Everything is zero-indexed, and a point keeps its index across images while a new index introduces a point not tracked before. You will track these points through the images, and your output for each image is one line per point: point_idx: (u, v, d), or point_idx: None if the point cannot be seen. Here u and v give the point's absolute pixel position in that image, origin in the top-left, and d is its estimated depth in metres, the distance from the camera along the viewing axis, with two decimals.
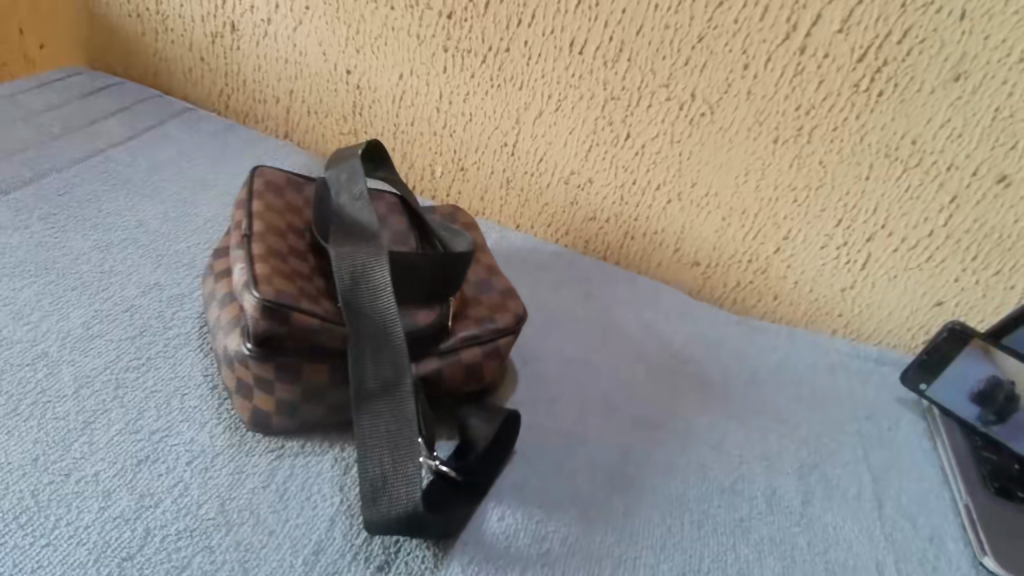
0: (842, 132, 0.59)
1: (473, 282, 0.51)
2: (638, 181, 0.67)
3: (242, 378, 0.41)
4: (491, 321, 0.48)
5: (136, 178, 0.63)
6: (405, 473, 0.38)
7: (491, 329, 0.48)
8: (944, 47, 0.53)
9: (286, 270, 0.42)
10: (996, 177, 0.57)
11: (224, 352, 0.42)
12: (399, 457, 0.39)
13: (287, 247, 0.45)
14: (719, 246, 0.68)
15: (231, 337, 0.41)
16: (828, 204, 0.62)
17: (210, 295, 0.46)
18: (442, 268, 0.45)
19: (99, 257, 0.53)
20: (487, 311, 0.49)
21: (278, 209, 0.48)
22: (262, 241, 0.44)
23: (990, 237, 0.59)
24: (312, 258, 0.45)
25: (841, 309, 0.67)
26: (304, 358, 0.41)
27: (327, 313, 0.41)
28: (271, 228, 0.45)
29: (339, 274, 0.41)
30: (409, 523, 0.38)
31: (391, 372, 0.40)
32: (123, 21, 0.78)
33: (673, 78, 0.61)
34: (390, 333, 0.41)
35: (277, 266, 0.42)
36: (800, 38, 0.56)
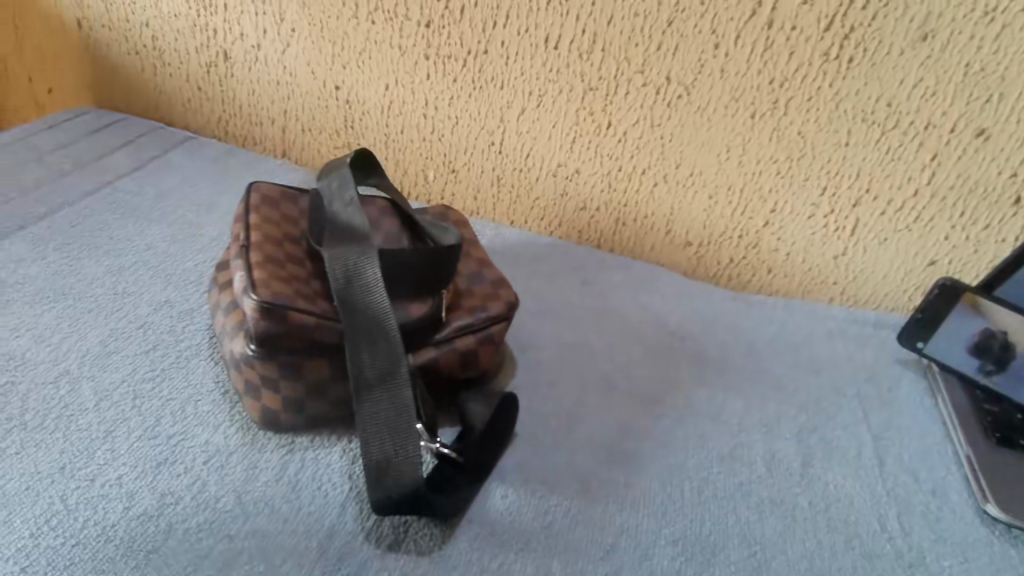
0: (817, 102, 0.59)
1: (465, 275, 0.53)
2: (623, 168, 0.69)
3: (250, 379, 0.44)
4: (483, 310, 0.50)
5: (143, 206, 0.66)
6: (405, 455, 0.41)
7: (483, 317, 0.49)
8: (907, 9, 0.54)
9: (283, 275, 0.45)
10: (974, 131, 0.57)
11: (231, 356, 0.45)
12: (400, 441, 0.41)
13: (284, 254, 0.47)
14: (709, 224, 0.69)
15: (236, 341, 0.44)
16: (812, 174, 0.63)
17: (215, 306, 0.48)
18: (431, 263, 0.47)
19: (113, 280, 0.56)
20: (479, 301, 0.51)
21: (275, 220, 0.50)
22: (260, 249, 0.46)
23: (975, 192, 0.60)
24: (309, 263, 0.48)
25: (835, 277, 0.68)
26: (304, 356, 0.43)
27: (324, 311, 0.43)
28: (268, 238, 0.48)
29: (333, 274, 0.43)
30: (413, 504, 0.40)
31: (387, 363, 0.42)
32: (123, 59, 0.81)
33: (647, 64, 0.63)
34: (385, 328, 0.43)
35: (274, 270, 0.45)
36: (767, 13, 0.57)
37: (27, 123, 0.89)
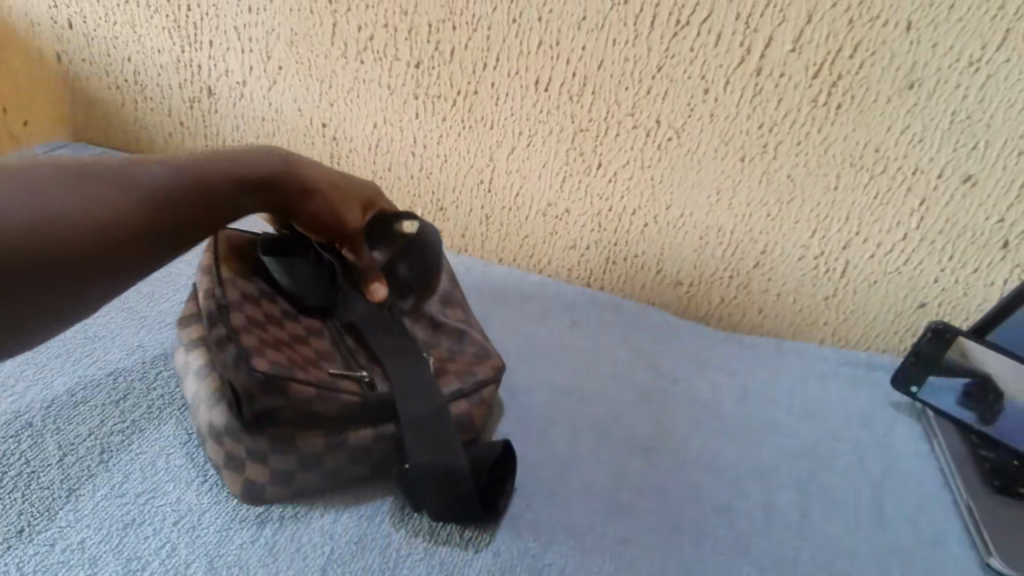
0: (806, 146, 0.59)
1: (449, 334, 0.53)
2: (613, 208, 0.68)
3: (232, 451, 0.41)
4: (471, 374, 0.50)
5: None
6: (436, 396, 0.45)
7: (474, 382, 0.49)
8: (894, 58, 0.54)
9: (272, 340, 0.43)
10: (962, 177, 0.57)
11: (211, 427, 0.41)
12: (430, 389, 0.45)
13: (265, 315, 0.45)
14: (700, 264, 0.69)
15: (219, 413, 0.41)
16: (801, 216, 0.63)
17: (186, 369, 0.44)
18: (415, 263, 0.54)
19: (83, 323, 0.54)
20: (465, 367, 0.51)
21: (244, 270, 0.47)
22: (243, 310, 0.44)
23: (963, 236, 0.60)
24: (290, 325, 0.46)
25: (825, 318, 0.68)
26: (298, 428, 0.41)
27: (330, 385, 0.42)
28: (247, 297, 0.45)
29: (350, 294, 0.49)
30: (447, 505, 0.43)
31: (424, 377, 0.45)
32: (104, 94, 0.80)
33: (637, 108, 0.62)
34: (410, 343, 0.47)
35: (261, 338, 0.42)
36: (756, 59, 0.56)
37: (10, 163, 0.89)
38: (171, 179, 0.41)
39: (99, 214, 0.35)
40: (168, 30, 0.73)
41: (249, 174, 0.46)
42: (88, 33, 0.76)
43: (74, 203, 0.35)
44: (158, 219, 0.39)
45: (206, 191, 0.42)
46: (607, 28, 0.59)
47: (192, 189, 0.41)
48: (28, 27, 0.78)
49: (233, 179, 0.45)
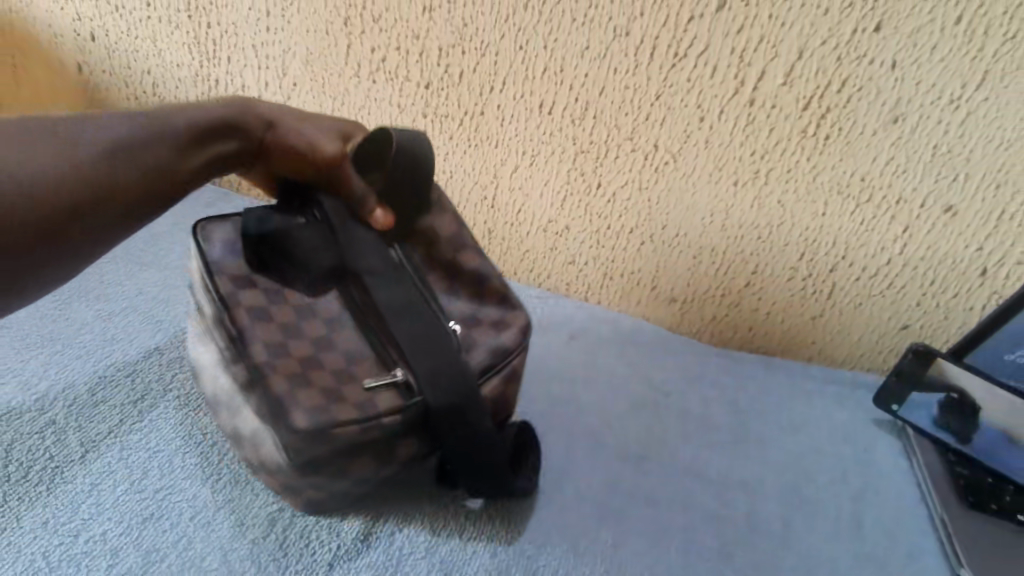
0: (796, 174, 0.61)
1: (467, 290, 0.52)
2: (611, 227, 0.71)
3: (288, 482, 0.42)
4: (496, 335, 0.50)
5: (134, 250, 0.68)
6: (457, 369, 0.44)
7: (498, 346, 0.49)
8: (880, 94, 0.56)
9: (295, 369, 0.42)
10: (943, 208, 0.60)
11: (260, 456, 0.42)
12: (447, 361, 0.44)
13: (283, 334, 0.44)
14: (693, 282, 0.72)
15: (265, 446, 0.42)
16: (790, 239, 0.66)
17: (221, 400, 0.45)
18: (402, 187, 0.47)
19: (102, 326, 0.57)
20: (490, 325, 0.51)
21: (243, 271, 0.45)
22: (261, 336, 0.42)
23: (944, 262, 0.63)
24: (307, 332, 0.45)
25: (813, 337, 0.71)
26: (347, 459, 0.41)
27: (366, 414, 0.41)
28: (255, 312, 0.43)
29: (347, 228, 0.45)
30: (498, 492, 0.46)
31: (447, 355, 0.44)
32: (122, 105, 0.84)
33: (635, 132, 0.65)
34: (419, 305, 0.45)
35: (285, 371, 0.42)
36: (749, 91, 0.58)
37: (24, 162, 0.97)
38: (132, 132, 0.41)
39: (72, 178, 0.36)
40: (188, 46, 0.76)
41: (200, 114, 0.46)
42: (109, 45, 0.79)
43: (46, 170, 0.35)
44: (130, 174, 0.40)
45: (167, 140, 0.43)
46: (608, 57, 0.61)
47: (156, 137, 0.42)
48: (51, 38, 0.81)
49: (190, 123, 0.45)
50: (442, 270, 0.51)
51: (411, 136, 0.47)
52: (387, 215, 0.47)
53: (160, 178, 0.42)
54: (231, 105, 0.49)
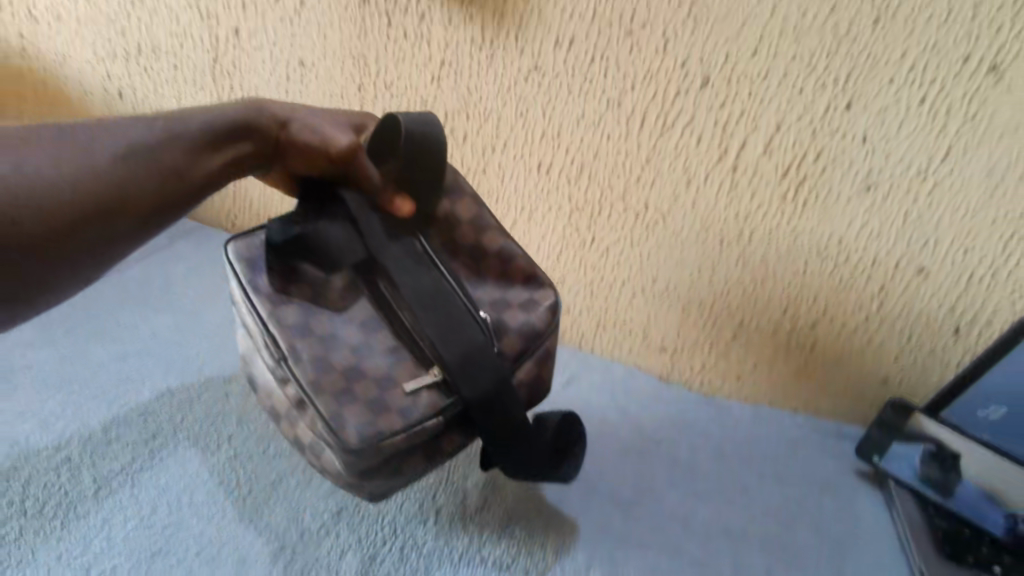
0: (777, 235, 0.65)
1: (493, 275, 0.55)
2: (604, 278, 0.75)
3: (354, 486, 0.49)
4: (525, 313, 0.53)
5: (152, 295, 0.73)
6: (480, 358, 0.48)
7: (525, 324, 0.53)
8: (853, 164, 0.59)
9: (340, 387, 0.49)
10: (916, 269, 0.63)
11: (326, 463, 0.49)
12: (470, 353, 0.48)
13: (325, 347, 0.50)
14: (683, 333, 0.75)
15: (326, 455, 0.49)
16: (773, 295, 0.69)
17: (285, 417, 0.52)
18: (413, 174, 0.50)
19: (118, 365, 0.63)
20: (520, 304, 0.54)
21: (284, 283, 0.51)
22: (308, 355, 0.49)
23: (919, 320, 0.65)
24: (345, 339, 0.51)
25: (799, 389, 0.73)
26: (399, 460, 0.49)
27: (407, 422, 0.47)
28: (300, 333, 0.50)
29: (367, 219, 0.49)
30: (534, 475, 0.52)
31: (470, 345, 0.49)
32: None
33: (627, 193, 0.69)
34: (443, 294, 0.50)
35: (330, 389, 0.48)
36: (732, 158, 0.63)
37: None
38: (131, 141, 0.44)
39: (76, 190, 0.40)
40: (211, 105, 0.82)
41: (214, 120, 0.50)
42: (134, 102, 0.86)
43: (63, 175, 0.40)
44: (133, 178, 0.43)
45: (178, 146, 0.47)
46: (602, 124, 0.66)
47: (167, 143, 0.46)
48: (82, 95, 0.88)
49: (201, 127, 0.49)
50: (467, 258, 0.54)
51: (418, 123, 0.49)
52: (403, 201, 0.50)
53: (166, 179, 0.45)
54: (250, 107, 0.53)
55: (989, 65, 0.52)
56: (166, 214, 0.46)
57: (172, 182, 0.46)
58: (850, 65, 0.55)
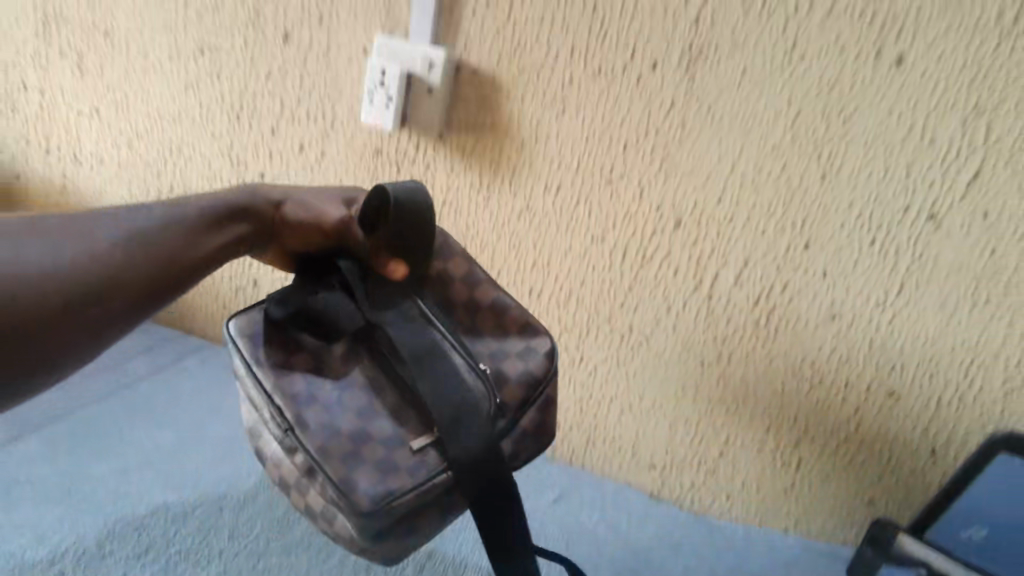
0: (753, 358, 0.69)
1: (494, 330, 0.54)
2: (593, 395, 0.79)
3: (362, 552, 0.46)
4: (523, 362, 0.52)
5: (158, 408, 0.77)
6: (473, 415, 0.47)
7: (524, 374, 0.52)
8: (817, 295, 0.64)
9: (347, 449, 0.47)
10: (886, 392, 0.65)
11: (337, 529, 0.47)
12: (461, 408, 0.47)
13: (329, 413, 0.48)
14: (671, 449, 0.77)
15: (337, 520, 0.47)
16: (756, 413, 0.71)
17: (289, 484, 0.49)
18: (408, 236, 0.49)
19: (118, 480, 0.65)
20: (517, 353, 0.53)
21: (285, 350, 0.51)
22: (314, 422, 0.48)
23: (896, 441, 0.66)
24: (347, 405, 0.49)
25: (788, 509, 0.73)
26: (405, 522, 0.46)
27: (416, 479, 0.46)
28: (301, 397, 0.49)
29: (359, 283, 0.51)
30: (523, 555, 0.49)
31: (463, 400, 0.48)
32: None
33: (613, 316, 0.74)
34: (438, 350, 0.50)
35: (338, 454, 0.46)
36: (706, 288, 0.68)
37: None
38: (125, 228, 0.45)
39: (65, 276, 0.40)
40: None
41: (217, 200, 0.51)
42: None
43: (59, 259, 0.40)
44: (126, 263, 0.43)
45: (179, 226, 0.48)
46: (588, 256, 0.72)
47: (171, 224, 0.47)
48: None
49: (204, 207, 0.50)
50: (465, 309, 0.54)
51: (409, 188, 0.49)
52: (397, 264, 0.50)
53: (160, 262, 0.45)
54: (247, 189, 0.54)
55: (928, 214, 0.58)
56: (160, 299, 0.46)
57: (166, 267, 0.46)
58: (804, 212, 0.62)
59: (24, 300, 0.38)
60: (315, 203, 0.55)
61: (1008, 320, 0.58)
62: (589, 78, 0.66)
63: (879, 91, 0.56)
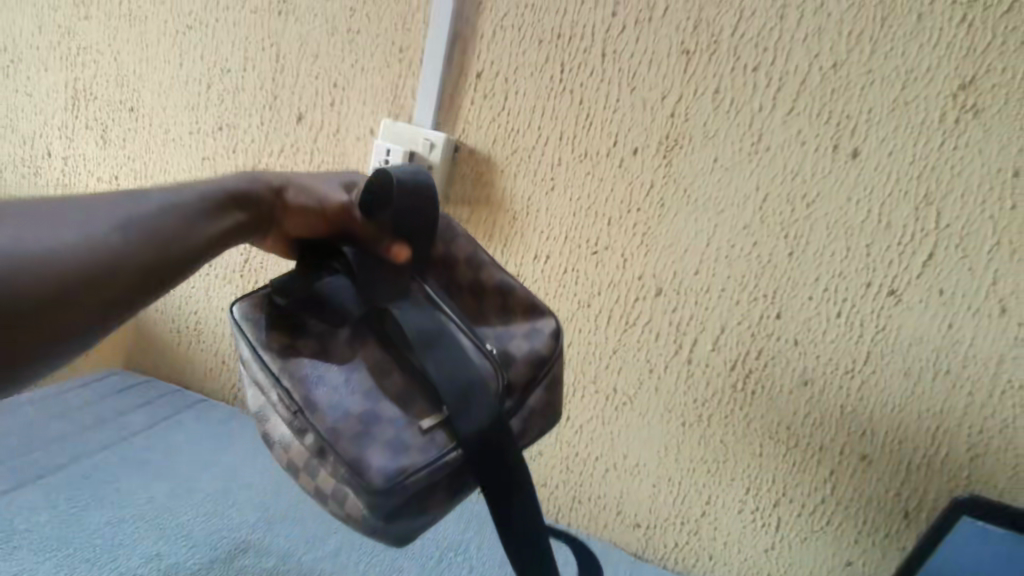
0: (732, 421, 0.72)
1: (497, 310, 0.57)
2: (579, 454, 0.81)
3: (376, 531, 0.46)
4: (528, 340, 0.55)
5: (154, 460, 0.79)
6: (481, 398, 0.46)
7: (530, 352, 0.54)
8: (789, 362, 0.68)
9: (357, 430, 0.46)
10: (858, 456, 0.67)
11: (350, 508, 0.46)
12: (470, 391, 0.46)
13: (338, 395, 0.49)
14: (655, 509, 0.78)
15: (350, 499, 0.46)
16: (736, 473, 0.73)
17: (298, 468, 0.48)
18: (410, 216, 0.50)
19: (112, 530, 0.66)
20: (521, 331, 0.56)
21: (290, 335, 0.52)
22: (324, 405, 0.48)
23: (871, 504, 0.68)
24: (356, 387, 0.49)
25: (770, 569, 0.74)
26: (418, 503, 0.46)
27: (428, 458, 0.46)
28: (308, 379, 0.49)
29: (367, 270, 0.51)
30: (536, 532, 0.49)
31: (471, 378, 0.47)
32: (166, 333, 1.02)
33: (598, 377, 0.77)
34: (443, 331, 0.50)
35: (349, 436, 0.46)
36: (686, 352, 0.72)
37: (60, 379, 1.14)
38: (120, 214, 0.44)
39: (62, 259, 0.39)
40: (235, 294, 0.94)
41: (215, 189, 0.52)
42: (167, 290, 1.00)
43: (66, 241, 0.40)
44: (121, 250, 0.42)
45: (180, 210, 0.48)
46: (575, 320, 0.77)
47: (173, 209, 0.48)
48: None
49: (202, 194, 0.51)
50: (469, 292, 0.57)
51: (414, 174, 0.50)
52: (400, 248, 0.51)
53: (161, 244, 0.45)
54: (243, 181, 0.55)
55: (888, 290, 0.62)
56: (154, 288, 0.45)
57: (161, 256, 0.45)
58: (774, 285, 0.66)
59: (23, 283, 0.37)
60: (318, 190, 0.56)
61: (968, 390, 0.61)
62: (575, 160, 0.72)
63: (837, 180, 0.62)
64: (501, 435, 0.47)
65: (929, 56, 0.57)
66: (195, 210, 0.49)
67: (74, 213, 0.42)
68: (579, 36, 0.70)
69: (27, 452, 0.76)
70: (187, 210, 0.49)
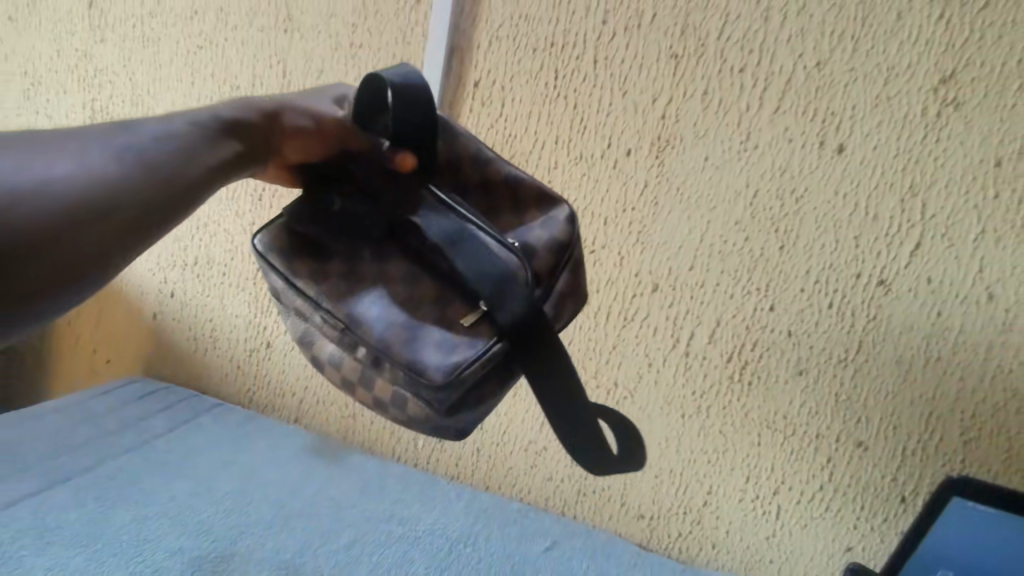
0: (731, 412, 0.74)
1: (509, 206, 0.55)
2: None
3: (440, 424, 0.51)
4: (546, 229, 0.54)
5: (175, 461, 0.81)
6: (511, 289, 0.48)
7: (550, 241, 0.53)
8: (784, 352, 0.70)
9: (405, 337, 0.50)
10: (855, 442, 0.69)
11: (413, 410, 0.51)
12: (501, 283, 0.48)
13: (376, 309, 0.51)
14: (657, 500, 0.80)
15: (410, 402, 0.51)
16: (736, 463, 0.75)
17: (355, 385, 0.53)
18: (410, 119, 0.48)
19: (138, 526, 0.69)
20: (537, 222, 0.54)
21: (316, 261, 0.54)
22: (367, 318, 0.51)
23: (868, 489, 0.70)
24: (391, 300, 0.51)
25: (772, 557, 0.76)
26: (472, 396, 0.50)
27: (477, 351, 0.48)
28: (345, 298, 0.52)
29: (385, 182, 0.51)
30: (587, 420, 0.49)
31: (499, 271, 0.49)
32: (181, 339, 1.05)
33: (599, 372, 0.80)
34: (464, 232, 0.50)
35: (399, 342, 0.49)
36: (684, 346, 0.74)
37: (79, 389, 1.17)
38: (116, 146, 0.39)
39: (49, 197, 0.34)
40: (247, 302, 0.97)
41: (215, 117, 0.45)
42: (182, 300, 1.03)
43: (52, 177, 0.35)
44: (117, 186, 0.37)
45: (177, 140, 0.42)
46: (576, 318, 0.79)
47: (170, 139, 0.42)
48: (139, 291, 1.08)
49: (199, 123, 0.44)
50: (479, 190, 0.54)
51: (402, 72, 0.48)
52: (404, 155, 0.50)
53: (157, 178, 0.39)
54: (235, 106, 0.48)
55: (877, 280, 0.64)
56: (155, 228, 0.39)
57: (162, 192, 0.39)
58: (767, 278, 0.69)
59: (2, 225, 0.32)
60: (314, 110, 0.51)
61: (958, 376, 0.63)
62: (570, 163, 0.75)
63: (824, 174, 0.64)
64: (534, 317, 0.48)
65: (909, 52, 0.60)
66: (196, 142, 0.43)
67: (63, 148, 0.37)
68: (572, 44, 0.72)
69: (54, 455, 0.79)
70: (188, 141, 0.42)
